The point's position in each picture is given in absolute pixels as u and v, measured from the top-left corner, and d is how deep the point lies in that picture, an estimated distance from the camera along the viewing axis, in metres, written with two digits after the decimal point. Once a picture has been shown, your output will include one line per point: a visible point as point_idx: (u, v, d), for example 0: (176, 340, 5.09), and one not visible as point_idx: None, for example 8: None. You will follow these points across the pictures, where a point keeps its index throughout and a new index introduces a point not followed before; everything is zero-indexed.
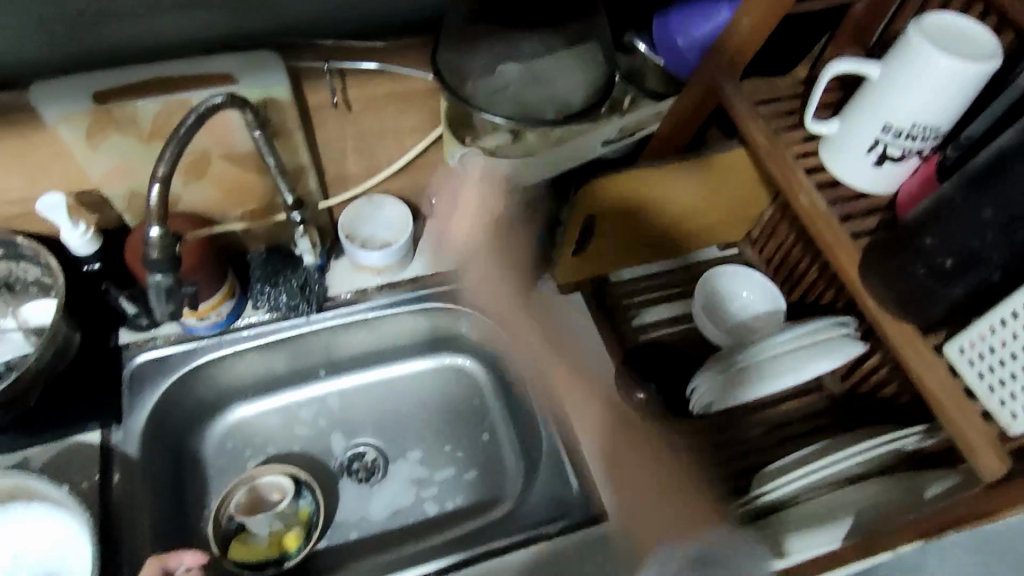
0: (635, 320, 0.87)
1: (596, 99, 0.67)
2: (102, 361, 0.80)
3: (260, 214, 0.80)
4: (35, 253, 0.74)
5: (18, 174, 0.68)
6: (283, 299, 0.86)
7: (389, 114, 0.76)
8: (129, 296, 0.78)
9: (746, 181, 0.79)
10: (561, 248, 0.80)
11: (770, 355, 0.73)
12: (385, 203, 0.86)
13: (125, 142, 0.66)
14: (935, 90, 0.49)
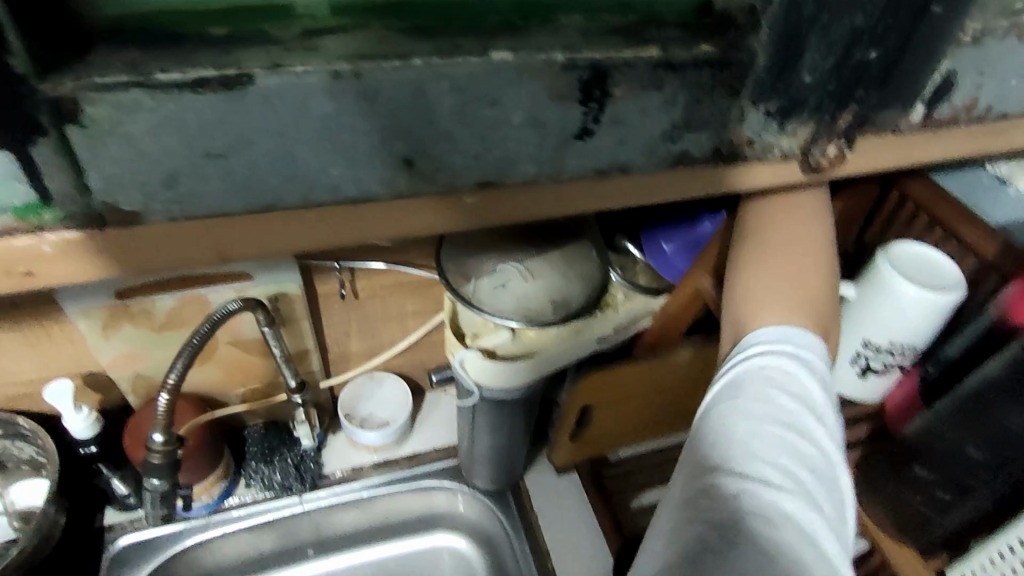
0: (633, 503, 0.87)
1: (594, 296, 0.69)
2: (84, 544, 0.79)
3: (261, 394, 0.81)
4: (34, 434, 0.74)
5: (29, 360, 0.70)
6: (277, 477, 0.85)
7: (393, 301, 0.79)
8: (121, 476, 0.76)
9: None
10: (558, 432, 0.81)
11: None
12: (385, 380, 0.88)
13: (137, 332, 0.69)
14: (907, 313, 0.53)
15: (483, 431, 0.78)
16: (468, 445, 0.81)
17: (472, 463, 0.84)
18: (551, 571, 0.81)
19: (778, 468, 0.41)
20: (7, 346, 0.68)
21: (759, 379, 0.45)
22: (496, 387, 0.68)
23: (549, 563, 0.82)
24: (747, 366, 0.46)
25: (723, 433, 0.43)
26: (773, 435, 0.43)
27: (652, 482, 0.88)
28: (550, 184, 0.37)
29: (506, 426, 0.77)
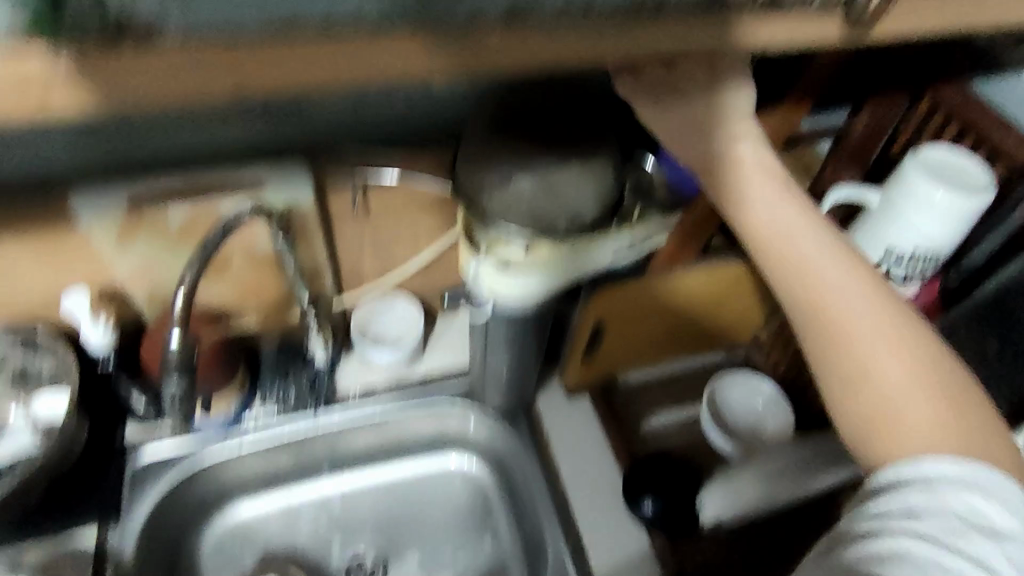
0: (643, 424, 0.87)
1: (608, 214, 0.67)
2: (107, 458, 0.79)
3: (275, 311, 0.83)
4: (54, 345, 0.75)
5: (44, 268, 0.70)
6: (292, 394, 0.85)
7: (405, 219, 0.79)
8: (139, 389, 0.77)
9: (749, 291, 0.82)
10: (570, 353, 0.81)
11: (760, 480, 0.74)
12: (398, 300, 0.88)
13: (151, 243, 0.69)
14: (929, 222, 0.52)
15: (496, 347, 0.79)
16: (481, 362, 0.82)
17: (483, 382, 0.85)
18: (561, 488, 0.83)
19: (944, 565, 0.40)
20: (21, 254, 0.67)
21: (928, 484, 0.43)
22: (506, 297, 0.68)
23: (559, 481, 0.83)
24: (914, 468, 0.44)
25: (885, 528, 0.42)
26: (943, 536, 0.41)
27: (662, 405, 0.88)
28: (575, 26, 0.33)
29: (519, 341, 0.77)
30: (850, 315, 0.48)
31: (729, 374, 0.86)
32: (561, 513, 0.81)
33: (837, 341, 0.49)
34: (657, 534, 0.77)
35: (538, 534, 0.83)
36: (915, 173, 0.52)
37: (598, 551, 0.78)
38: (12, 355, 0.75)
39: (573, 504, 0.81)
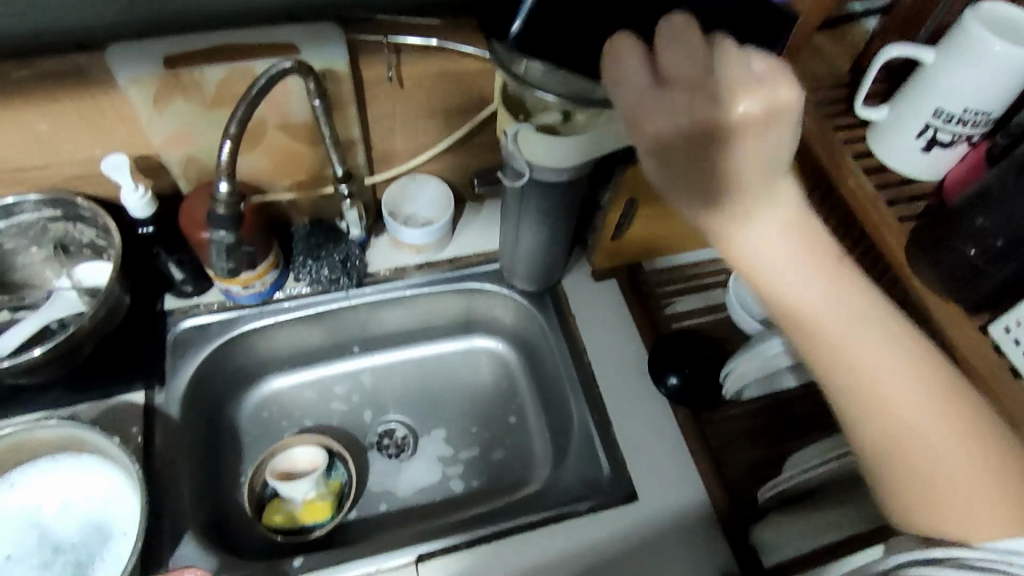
0: (666, 309, 0.89)
1: None
2: (148, 326, 0.81)
3: (307, 186, 0.82)
4: (93, 214, 0.75)
5: (82, 134, 0.70)
6: (325, 272, 0.86)
7: (439, 94, 0.78)
8: (178, 260, 0.79)
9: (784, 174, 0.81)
10: (599, 232, 0.82)
11: None
12: (430, 182, 0.88)
13: (187, 107, 0.69)
14: (985, 77, 0.51)
15: (528, 223, 0.78)
16: (511, 243, 0.83)
17: (512, 261, 0.86)
18: (587, 364, 0.85)
19: None
20: (60, 118, 0.68)
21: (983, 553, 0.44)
22: (547, 167, 0.68)
23: (585, 358, 0.86)
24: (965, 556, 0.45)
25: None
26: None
27: (686, 291, 0.89)
28: None
29: (553, 218, 0.78)
30: (883, 366, 0.45)
31: None
32: (587, 387, 0.84)
33: (851, 368, 0.45)
34: (681, 405, 0.79)
35: (563, 408, 0.87)
36: (980, 24, 0.49)
37: (623, 422, 0.81)
38: (55, 222, 0.77)
39: (599, 379, 0.84)
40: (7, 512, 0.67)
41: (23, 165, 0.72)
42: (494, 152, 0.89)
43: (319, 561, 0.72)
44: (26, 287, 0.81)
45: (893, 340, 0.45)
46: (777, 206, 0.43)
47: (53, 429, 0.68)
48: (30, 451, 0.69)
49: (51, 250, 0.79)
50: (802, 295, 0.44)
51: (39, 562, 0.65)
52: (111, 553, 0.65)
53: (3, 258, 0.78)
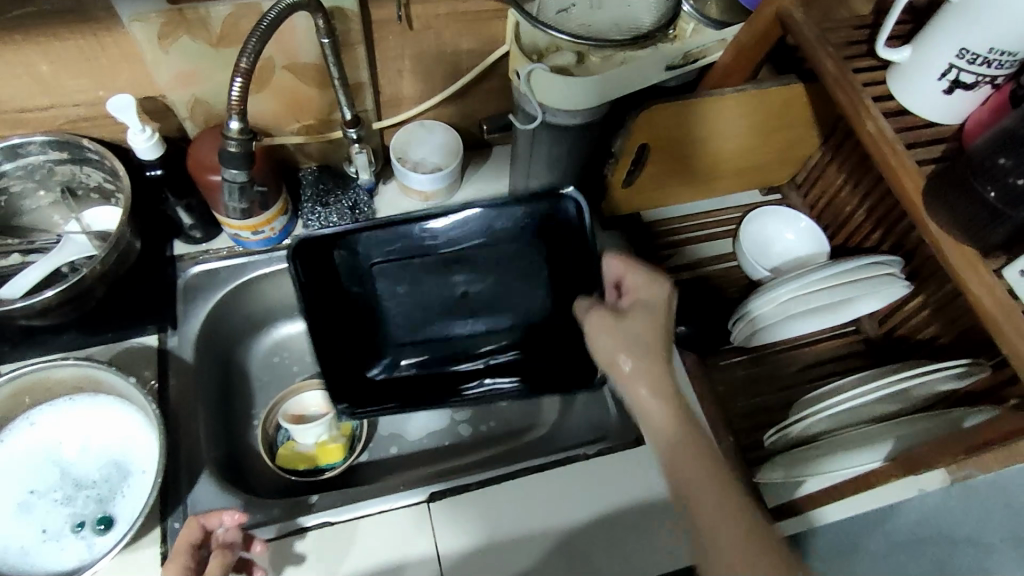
0: (671, 260, 0.87)
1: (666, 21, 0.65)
2: (158, 271, 0.82)
3: (315, 131, 0.81)
4: (101, 156, 0.74)
5: (86, 75, 0.69)
6: (333, 219, 0.85)
7: (450, 36, 0.76)
8: (187, 206, 0.79)
9: (800, 120, 0.80)
10: (610, 180, 0.79)
11: (802, 292, 0.72)
12: (436, 128, 0.87)
13: (194, 46, 0.68)
14: (1011, 22, 0.48)
15: (540, 165, 0.78)
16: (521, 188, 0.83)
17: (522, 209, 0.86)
18: None
19: None
20: (63, 57, 0.66)
21: None
22: (559, 110, 0.66)
23: None
24: None
25: None
26: None
27: (696, 240, 0.89)
28: None
29: (563, 163, 0.77)
30: (705, 491, 0.53)
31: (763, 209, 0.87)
32: None
33: (699, 516, 0.53)
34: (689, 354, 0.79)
35: None
36: None
37: None
38: (62, 165, 0.76)
39: None
40: (27, 450, 0.68)
41: (27, 106, 0.71)
42: (504, 97, 0.87)
43: (333, 501, 0.73)
44: (34, 231, 0.81)
45: (700, 455, 0.54)
46: (633, 377, 0.58)
47: (70, 368, 0.68)
48: (47, 390, 0.69)
49: (59, 194, 0.79)
50: (645, 412, 0.57)
51: (61, 497, 0.66)
52: (132, 489, 0.67)
53: (11, 202, 0.78)
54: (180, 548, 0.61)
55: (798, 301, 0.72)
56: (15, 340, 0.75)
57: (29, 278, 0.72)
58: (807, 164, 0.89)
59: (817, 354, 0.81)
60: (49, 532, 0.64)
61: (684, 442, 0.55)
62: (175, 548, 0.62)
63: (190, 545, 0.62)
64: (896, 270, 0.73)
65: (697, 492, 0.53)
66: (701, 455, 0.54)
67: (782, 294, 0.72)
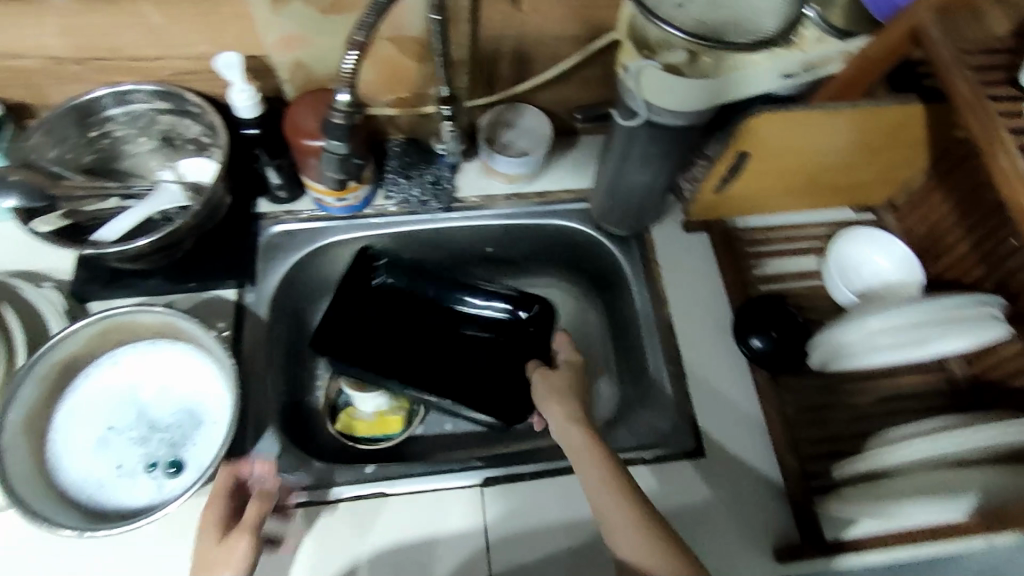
0: (755, 270, 0.85)
1: (787, 28, 0.62)
2: (243, 227, 0.83)
3: (408, 104, 0.81)
4: (202, 110, 0.76)
5: (196, 29, 0.70)
6: (415, 193, 0.86)
7: (556, 20, 0.74)
8: (277, 165, 0.80)
9: (911, 142, 0.76)
10: (702, 184, 0.78)
11: (893, 324, 0.69)
12: (526, 111, 0.86)
13: (303, 10, 0.68)
14: None
15: (630, 167, 0.77)
16: (610, 181, 0.81)
17: (604, 203, 0.84)
18: (667, 315, 0.83)
19: None
20: (178, 10, 0.68)
21: None
22: (667, 111, 0.65)
23: (666, 308, 0.84)
24: None
25: None
26: None
27: (780, 254, 0.86)
28: None
29: (656, 160, 0.75)
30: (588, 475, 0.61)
31: (856, 229, 0.83)
32: (665, 338, 0.82)
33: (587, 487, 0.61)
34: (761, 370, 0.78)
35: (638, 359, 0.85)
36: None
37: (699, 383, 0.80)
38: (164, 115, 0.78)
39: (679, 333, 0.82)
40: (110, 388, 0.71)
41: (137, 54, 0.73)
42: (600, 86, 0.85)
43: (390, 472, 0.75)
44: (132, 176, 0.84)
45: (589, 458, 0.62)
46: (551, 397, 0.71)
47: (152, 315, 0.70)
48: (131, 332, 0.72)
49: (158, 142, 0.81)
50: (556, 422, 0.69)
51: (137, 437, 0.69)
52: (204, 438, 0.69)
53: (113, 146, 0.80)
54: (217, 492, 0.62)
55: (886, 333, 0.69)
56: (105, 281, 0.78)
57: (124, 222, 0.75)
58: (908, 187, 0.85)
59: (897, 388, 0.78)
60: (124, 469, 0.67)
61: (586, 451, 0.63)
62: (211, 494, 0.62)
63: (227, 489, 0.62)
64: (997, 311, 0.69)
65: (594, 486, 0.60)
66: (600, 455, 0.62)
67: (872, 325, 0.69)
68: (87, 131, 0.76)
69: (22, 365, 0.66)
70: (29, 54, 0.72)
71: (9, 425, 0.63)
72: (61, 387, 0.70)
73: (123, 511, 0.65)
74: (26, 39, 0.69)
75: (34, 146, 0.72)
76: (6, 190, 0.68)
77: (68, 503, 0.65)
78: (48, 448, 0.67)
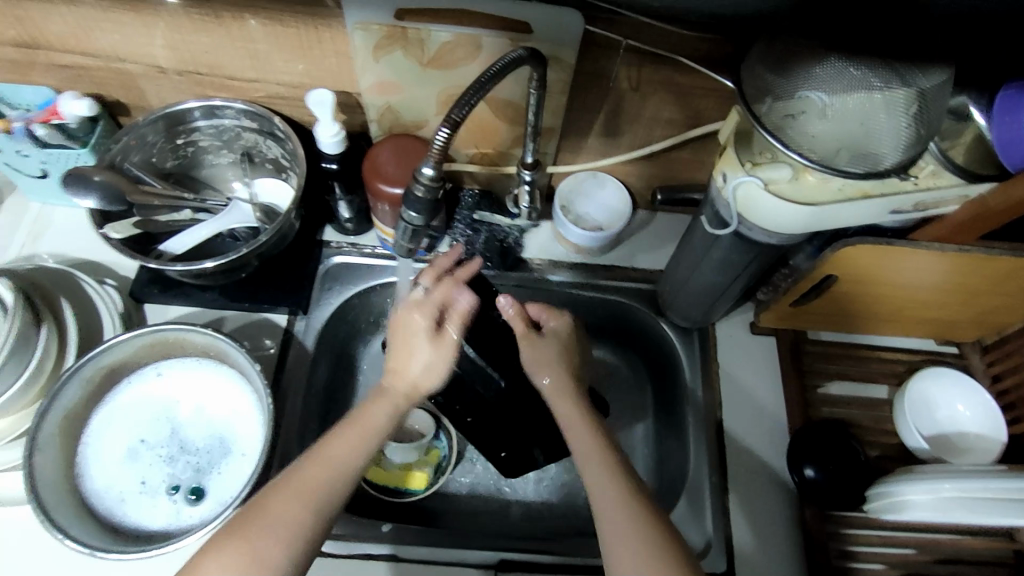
0: (819, 390, 0.80)
1: (908, 161, 0.57)
2: (305, 253, 0.82)
3: (491, 161, 0.80)
4: (286, 136, 0.75)
5: (294, 60, 0.70)
6: (480, 248, 0.84)
7: (653, 103, 0.72)
8: (350, 201, 0.79)
9: (1016, 292, 0.70)
10: (780, 295, 0.75)
11: (962, 494, 0.63)
12: (608, 184, 0.83)
13: (403, 61, 0.67)
14: None
15: (708, 265, 0.74)
16: (684, 275, 0.78)
17: (672, 295, 0.82)
18: (718, 419, 0.80)
19: None
20: (280, 41, 0.68)
21: None
22: (755, 225, 0.63)
23: (717, 411, 0.80)
24: None
25: None
26: None
27: (848, 375, 0.80)
28: None
29: (736, 270, 0.72)
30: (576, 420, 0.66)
31: (941, 369, 0.77)
32: (712, 445, 0.78)
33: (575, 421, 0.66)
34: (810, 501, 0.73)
35: (681, 456, 0.80)
36: None
37: (745, 505, 0.75)
38: (249, 133, 0.78)
39: (727, 441, 0.78)
40: (149, 401, 0.71)
41: (236, 74, 0.74)
42: (688, 170, 0.82)
43: (407, 534, 0.73)
44: (206, 186, 0.85)
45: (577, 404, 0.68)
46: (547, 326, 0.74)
47: (203, 335, 0.70)
48: (178, 347, 0.71)
49: (238, 157, 0.82)
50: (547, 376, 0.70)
51: (166, 456, 0.69)
52: (228, 471, 0.68)
53: (195, 155, 0.81)
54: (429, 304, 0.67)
55: (955, 504, 0.63)
56: (164, 286, 0.78)
57: (197, 234, 0.75)
58: (1001, 329, 0.78)
59: (954, 548, 0.71)
60: (147, 486, 0.67)
61: (595, 460, 0.61)
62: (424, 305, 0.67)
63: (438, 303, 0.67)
64: None
65: (605, 499, 0.58)
66: (610, 462, 0.60)
67: (943, 490, 0.64)
68: (174, 139, 0.77)
69: (70, 366, 0.67)
70: (134, 60, 0.73)
71: (46, 426, 0.64)
72: (101, 391, 0.70)
73: (137, 529, 0.65)
74: (133, 46, 0.71)
75: (122, 149, 0.73)
76: (89, 189, 0.69)
77: (85, 512, 0.64)
78: (78, 451, 0.67)
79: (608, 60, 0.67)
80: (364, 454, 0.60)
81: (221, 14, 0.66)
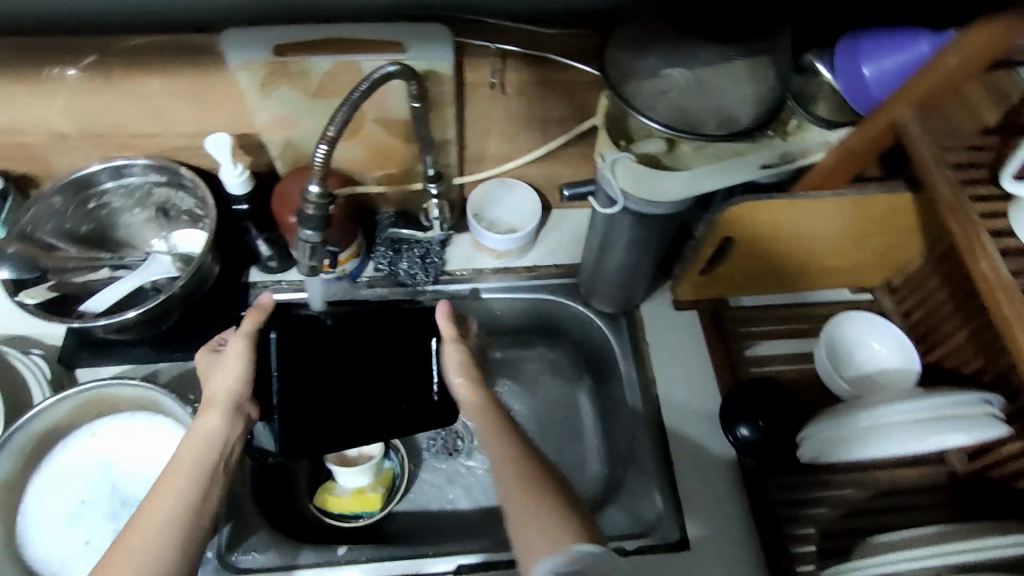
0: (747, 351, 0.83)
1: (764, 120, 0.63)
2: (231, 295, 0.83)
3: (397, 180, 0.83)
4: (194, 184, 0.77)
5: (190, 109, 0.73)
6: (403, 266, 0.86)
7: (539, 102, 0.76)
8: (267, 238, 0.81)
9: (901, 229, 0.74)
10: (688, 266, 0.78)
11: (902, 419, 0.65)
12: (517, 188, 0.87)
13: (291, 93, 0.70)
14: None
15: (617, 246, 0.76)
16: (596, 261, 0.81)
17: (591, 285, 0.85)
18: (654, 394, 0.82)
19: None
20: (172, 92, 0.71)
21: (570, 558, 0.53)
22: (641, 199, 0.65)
23: (653, 387, 0.83)
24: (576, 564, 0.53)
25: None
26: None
27: (775, 334, 0.84)
28: None
29: (642, 247, 0.76)
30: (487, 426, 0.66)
31: (854, 312, 0.81)
32: (652, 420, 0.81)
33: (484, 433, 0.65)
34: (749, 459, 0.75)
35: (625, 438, 0.82)
36: None
37: (689, 474, 0.77)
38: (159, 187, 0.80)
39: (664, 414, 0.81)
40: (85, 463, 0.71)
41: (135, 131, 0.76)
42: (590, 163, 0.86)
43: (364, 554, 0.73)
44: (125, 245, 0.86)
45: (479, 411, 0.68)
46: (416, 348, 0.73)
47: (133, 387, 0.71)
48: (110, 404, 0.72)
49: (152, 213, 0.83)
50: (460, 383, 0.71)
51: (109, 512, 0.69)
52: None
53: (110, 217, 0.82)
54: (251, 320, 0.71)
55: (899, 428, 0.65)
56: (92, 348, 0.78)
57: (114, 293, 0.77)
58: (903, 269, 0.82)
59: (892, 481, 0.74)
60: (91, 546, 0.67)
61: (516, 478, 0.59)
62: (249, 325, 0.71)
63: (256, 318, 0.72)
64: (995, 410, 0.65)
65: (512, 489, 0.58)
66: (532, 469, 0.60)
67: (887, 415, 0.66)
68: (84, 204, 0.79)
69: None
70: (33, 132, 0.75)
71: None
72: (36, 458, 0.70)
73: None
74: (31, 118, 0.73)
75: (32, 219, 0.75)
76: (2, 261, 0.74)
77: None
78: (18, 520, 0.67)
79: (486, 67, 0.71)
80: (202, 480, 0.59)
81: (112, 75, 0.68)
